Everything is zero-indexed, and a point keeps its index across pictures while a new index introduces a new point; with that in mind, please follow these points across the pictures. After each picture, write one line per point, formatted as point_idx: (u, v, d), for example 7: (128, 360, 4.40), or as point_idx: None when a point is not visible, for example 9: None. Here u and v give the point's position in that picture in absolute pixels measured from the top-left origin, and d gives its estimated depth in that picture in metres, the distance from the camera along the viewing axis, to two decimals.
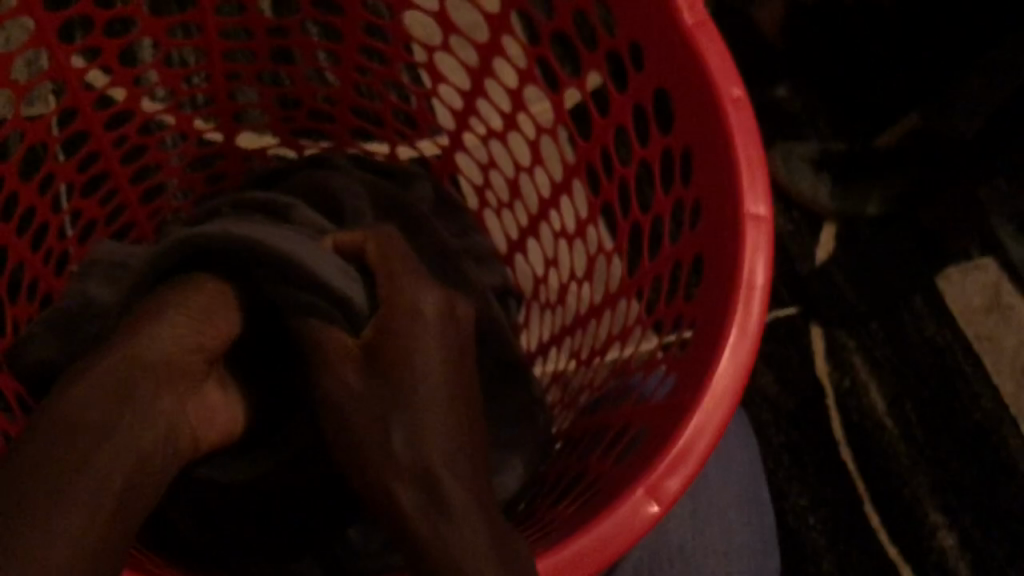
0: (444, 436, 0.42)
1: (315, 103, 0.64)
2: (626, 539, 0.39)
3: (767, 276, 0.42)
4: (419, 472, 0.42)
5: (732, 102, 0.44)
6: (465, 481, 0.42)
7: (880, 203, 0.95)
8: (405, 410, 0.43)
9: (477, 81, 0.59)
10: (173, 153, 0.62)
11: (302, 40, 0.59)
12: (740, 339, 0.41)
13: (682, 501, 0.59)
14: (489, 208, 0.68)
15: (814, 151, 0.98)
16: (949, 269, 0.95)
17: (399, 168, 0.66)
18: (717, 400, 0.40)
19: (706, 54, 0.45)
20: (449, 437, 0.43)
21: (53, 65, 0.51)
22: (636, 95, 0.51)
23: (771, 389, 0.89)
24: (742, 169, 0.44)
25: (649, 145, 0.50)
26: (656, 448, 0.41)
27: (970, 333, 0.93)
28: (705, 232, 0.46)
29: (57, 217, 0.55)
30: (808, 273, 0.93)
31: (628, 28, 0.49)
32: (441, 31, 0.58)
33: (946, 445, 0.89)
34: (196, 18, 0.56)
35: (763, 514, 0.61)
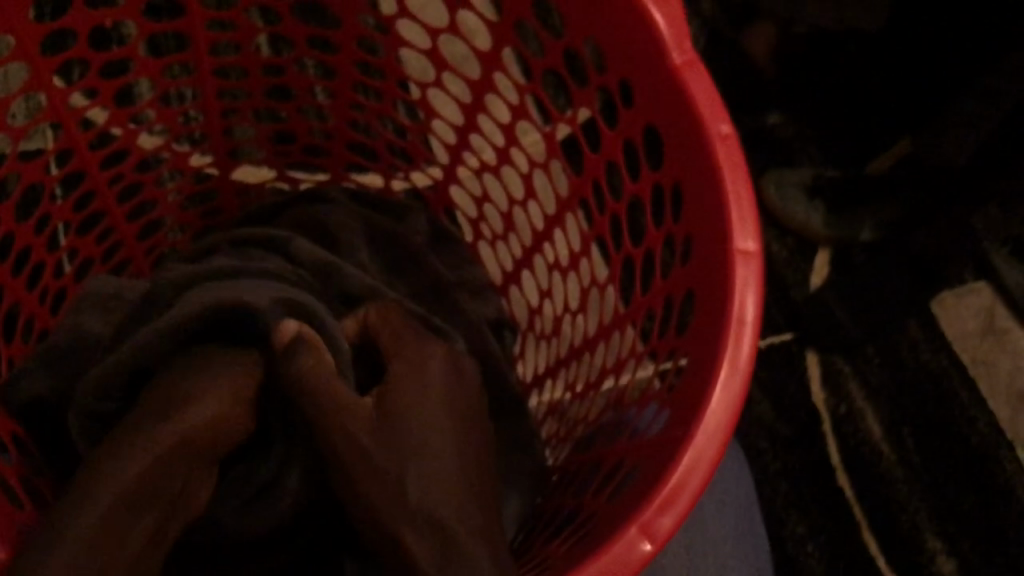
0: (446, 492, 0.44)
1: (310, 138, 0.64)
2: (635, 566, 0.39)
3: (757, 309, 0.42)
4: (428, 518, 0.43)
5: (720, 139, 0.45)
6: (474, 529, 0.44)
7: (873, 230, 0.96)
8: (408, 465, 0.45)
9: (470, 116, 0.60)
10: (169, 190, 0.63)
11: (297, 77, 0.59)
12: (732, 373, 0.41)
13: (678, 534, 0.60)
14: (484, 239, 0.68)
15: (806, 177, 0.99)
16: (943, 294, 0.95)
17: (394, 202, 0.66)
18: (710, 434, 0.40)
19: (693, 90, 0.45)
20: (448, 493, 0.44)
21: (49, 107, 0.52)
22: (626, 130, 0.52)
23: (768, 416, 0.89)
24: (731, 204, 0.44)
25: (640, 180, 0.51)
26: (649, 483, 0.41)
27: (965, 358, 0.93)
28: (696, 266, 0.47)
29: (54, 256, 0.55)
30: (802, 299, 0.93)
31: (616, 66, 0.50)
32: (433, 67, 0.58)
33: (943, 470, 0.89)
34: (189, 58, 0.57)
35: (759, 547, 0.61)
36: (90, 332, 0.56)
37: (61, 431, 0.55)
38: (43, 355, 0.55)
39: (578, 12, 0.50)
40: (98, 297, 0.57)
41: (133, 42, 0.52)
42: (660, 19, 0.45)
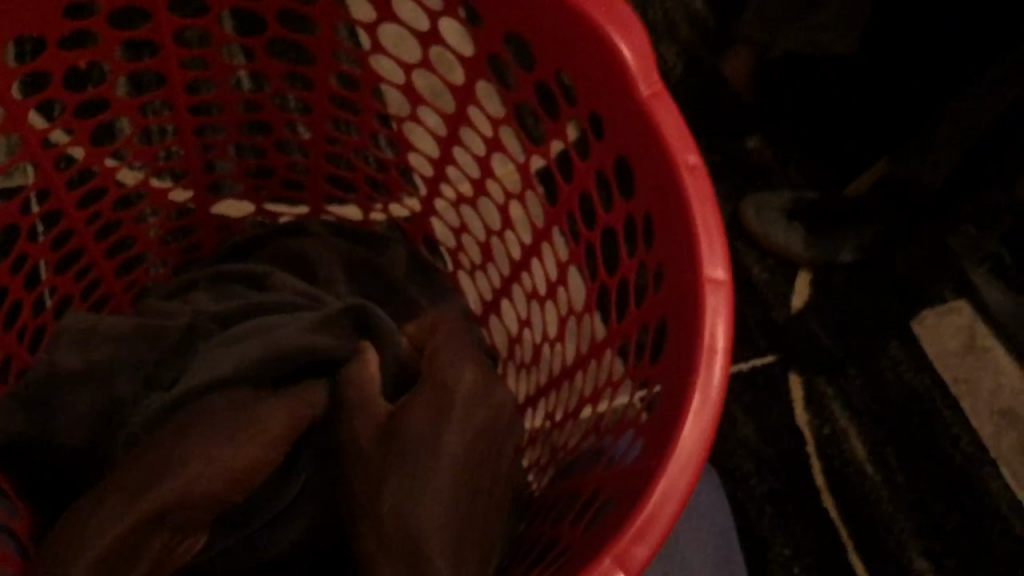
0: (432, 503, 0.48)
1: (287, 172, 0.65)
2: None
3: (727, 337, 0.43)
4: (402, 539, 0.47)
5: (688, 169, 0.45)
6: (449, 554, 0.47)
7: (854, 249, 0.98)
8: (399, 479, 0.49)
9: (445, 148, 0.60)
10: (147, 226, 0.63)
11: (274, 113, 0.60)
12: (704, 401, 0.42)
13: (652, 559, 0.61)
14: (463, 268, 0.68)
15: (786, 200, 1.00)
16: (923, 313, 0.97)
17: (373, 234, 0.67)
18: (683, 463, 0.41)
19: (660, 122, 0.46)
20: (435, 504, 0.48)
21: (24, 146, 0.52)
22: (598, 161, 0.52)
23: (751, 438, 0.89)
24: (700, 233, 0.45)
25: (613, 210, 0.51)
26: (625, 513, 0.41)
27: (946, 376, 0.94)
28: (669, 295, 0.47)
29: (31, 295, 0.55)
30: (784, 321, 0.94)
31: (587, 99, 0.51)
32: (408, 100, 0.59)
33: (928, 489, 0.89)
34: (165, 96, 0.57)
35: None
36: (65, 368, 0.56)
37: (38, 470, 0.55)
38: (18, 396, 0.54)
39: (548, 47, 0.51)
40: (73, 334, 0.57)
41: (108, 81, 0.53)
42: (627, 53, 0.46)
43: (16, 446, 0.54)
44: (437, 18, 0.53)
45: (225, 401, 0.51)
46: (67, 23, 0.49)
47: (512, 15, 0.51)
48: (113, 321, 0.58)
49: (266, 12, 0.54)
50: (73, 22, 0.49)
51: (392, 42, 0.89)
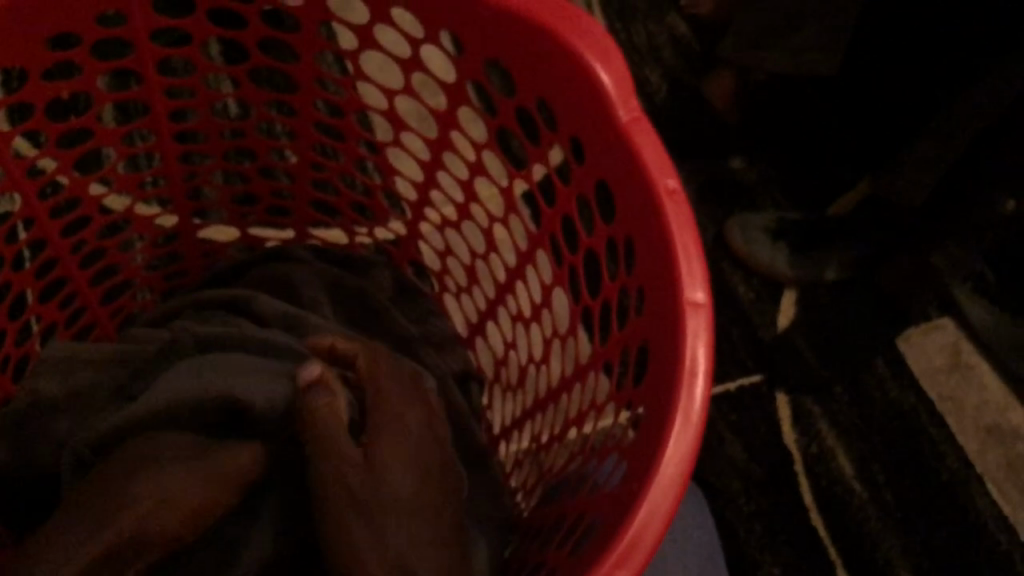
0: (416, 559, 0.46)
1: (273, 199, 0.65)
2: None
3: (708, 360, 0.43)
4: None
5: (668, 194, 0.46)
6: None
7: (839, 269, 0.98)
8: (372, 520, 0.45)
9: (429, 173, 0.61)
10: (133, 254, 0.63)
11: (257, 140, 0.60)
12: (686, 424, 0.42)
13: None
14: (449, 292, 0.69)
15: (769, 219, 1.01)
16: (907, 331, 0.97)
17: (359, 258, 0.67)
18: (665, 488, 0.41)
19: (641, 147, 0.46)
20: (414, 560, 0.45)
21: (8, 178, 0.52)
22: (580, 186, 0.53)
23: (739, 458, 0.89)
24: (680, 258, 0.45)
25: (594, 234, 0.52)
26: (607, 538, 0.41)
27: (932, 394, 0.95)
28: (650, 319, 0.48)
29: (16, 326, 0.55)
30: (770, 341, 0.95)
31: (568, 125, 0.51)
32: (392, 126, 0.59)
33: (915, 506, 0.89)
34: (149, 126, 0.58)
35: None
36: (45, 396, 0.56)
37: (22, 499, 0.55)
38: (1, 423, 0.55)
39: (529, 74, 0.51)
40: (54, 360, 0.57)
41: (92, 111, 0.53)
42: (606, 80, 0.47)
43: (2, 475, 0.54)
44: (419, 45, 0.53)
45: (174, 444, 0.49)
46: (49, 55, 0.49)
47: (493, 43, 0.51)
48: (93, 348, 0.59)
49: (248, 42, 0.55)
50: (56, 54, 0.49)
51: (377, 70, 0.90)
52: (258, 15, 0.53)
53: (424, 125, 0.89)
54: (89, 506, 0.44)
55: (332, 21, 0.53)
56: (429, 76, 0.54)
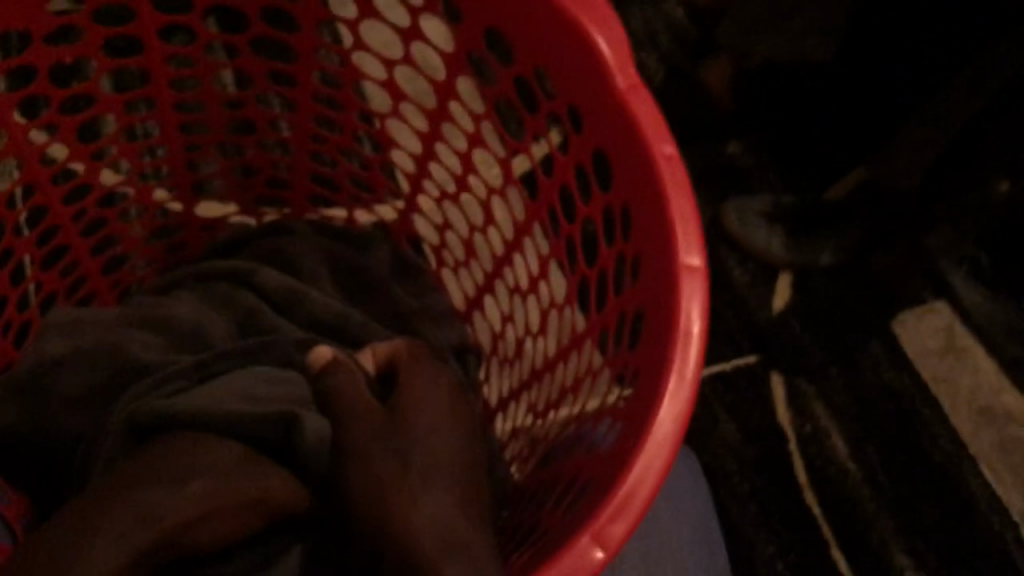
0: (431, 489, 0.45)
1: (272, 172, 0.65)
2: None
3: (702, 323, 0.44)
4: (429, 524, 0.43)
5: (664, 158, 0.46)
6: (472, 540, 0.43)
7: (834, 252, 0.98)
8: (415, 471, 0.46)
9: (428, 145, 0.61)
10: (133, 224, 0.63)
11: (258, 111, 0.61)
12: (680, 383, 0.43)
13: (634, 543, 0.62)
14: (447, 266, 0.69)
15: (766, 204, 1.01)
16: (903, 314, 0.98)
17: (357, 232, 0.68)
18: (660, 445, 0.41)
19: (637, 113, 0.47)
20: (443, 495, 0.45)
21: (10, 143, 0.53)
22: (577, 155, 0.53)
23: (733, 436, 0.90)
24: (675, 222, 0.46)
25: (591, 201, 0.52)
26: (600, 495, 0.42)
27: (925, 374, 0.95)
28: (645, 283, 0.48)
29: (18, 291, 0.56)
30: (764, 322, 0.95)
31: (566, 92, 0.52)
32: (391, 98, 0.60)
33: (908, 485, 0.90)
34: (149, 94, 0.58)
35: (716, 553, 0.64)
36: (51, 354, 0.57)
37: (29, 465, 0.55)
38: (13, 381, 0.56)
39: (527, 43, 0.52)
40: (59, 320, 0.58)
41: (93, 78, 0.53)
42: (603, 46, 0.47)
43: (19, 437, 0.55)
44: (419, 15, 0.54)
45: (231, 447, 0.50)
46: (51, 19, 0.50)
47: (492, 10, 0.52)
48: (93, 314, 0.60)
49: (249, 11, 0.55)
50: (57, 18, 0.50)
51: (376, 45, 0.90)
52: None
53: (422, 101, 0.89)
54: (152, 492, 0.46)
55: None
56: (428, 46, 0.54)
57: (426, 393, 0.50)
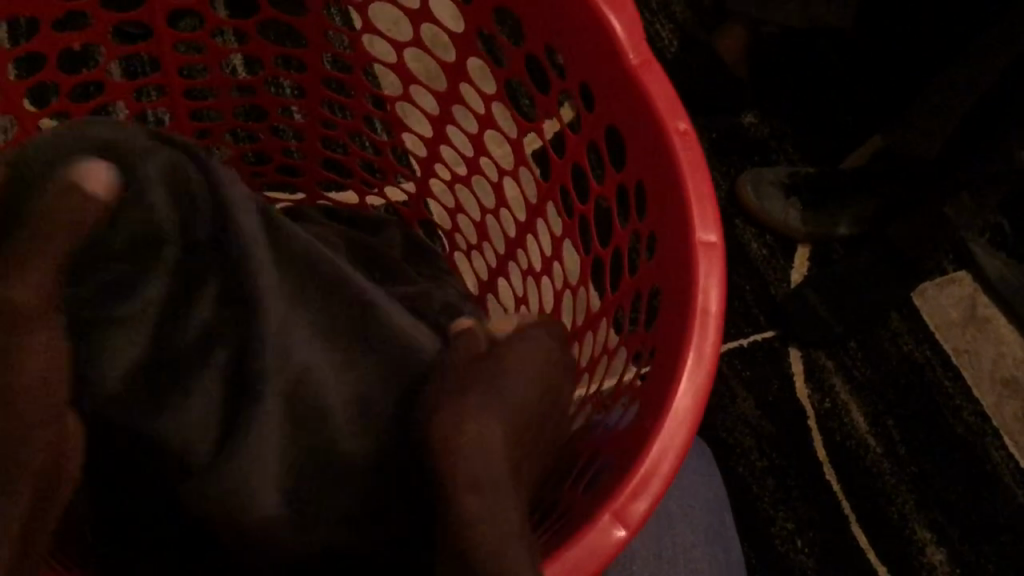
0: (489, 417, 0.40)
1: (282, 156, 0.64)
2: (600, 558, 0.38)
3: (720, 300, 0.43)
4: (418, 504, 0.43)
5: (679, 134, 0.45)
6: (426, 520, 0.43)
7: (851, 225, 0.98)
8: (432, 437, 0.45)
9: (438, 128, 0.60)
10: None
11: (267, 96, 0.60)
12: (697, 361, 0.42)
13: (648, 540, 0.61)
14: (460, 248, 0.68)
15: (783, 174, 1.00)
16: (923, 285, 0.96)
17: (369, 217, 0.67)
18: (678, 423, 0.40)
19: (651, 89, 0.45)
20: (495, 426, 0.39)
21: (20, 133, 0.52)
22: (589, 134, 0.52)
23: (752, 412, 0.89)
24: (691, 200, 0.44)
25: (605, 181, 0.51)
26: (617, 479, 0.41)
27: (949, 346, 0.94)
28: (661, 265, 0.47)
29: None
30: (782, 295, 0.94)
31: (578, 70, 0.50)
32: (400, 79, 0.59)
33: (930, 458, 0.89)
34: (159, 82, 0.57)
35: (728, 550, 0.64)
36: None
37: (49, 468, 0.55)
38: None
39: (538, 19, 0.50)
40: None
41: (103, 65, 0.53)
42: (615, 22, 0.46)
43: None
44: None
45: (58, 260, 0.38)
46: (62, 6, 0.49)
47: None
48: None
49: None
50: (67, 3, 0.49)
51: (383, 23, 0.89)
52: None
53: (431, 80, 0.89)
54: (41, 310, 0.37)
55: None
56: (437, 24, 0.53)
57: (531, 359, 0.45)
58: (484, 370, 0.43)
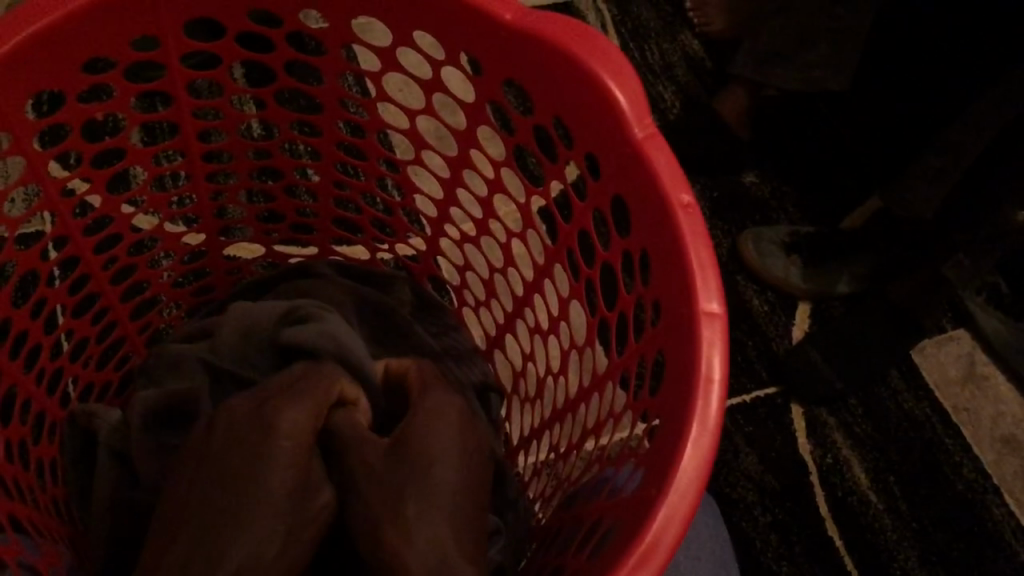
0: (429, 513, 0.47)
1: (297, 217, 0.67)
2: None
3: (723, 368, 0.44)
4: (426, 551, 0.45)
5: (682, 207, 0.47)
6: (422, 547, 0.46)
7: (851, 281, 1.00)
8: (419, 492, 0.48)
9: (449, 192, 0.62)
10: (162, 270, 0.64)
11: (283, 159, 0.62)
12: (702, 430, 0.43)
13: None
14: (469, 306, 0.70)
15: (784, 233, 1.02)
16: (922, 343, 0.98)
17: (380, 273, 0.68)
18: (684, 492, 0.42)
19: (654, 162, 0.48)
20: (438, 523, 0.46)
21: (45, 198, 0.54)
22: (595, 201, 0.54)
23: (754, 467, 0.90)
24: (694, 269, 0.46)
25: (610, 247, 0.53)
26: (624, 544, 0.42)
27: (948, 405, 0.95)
28: (665, 330, 0.49)
29: (50, 339, 0.57)
30: (783, 352, 0.96)
31: (584, 141, 0.53)
32: (412, 145, 0.61)
33: (931, 515, 0.90)
34: (178, 146, 0.60)
35: None
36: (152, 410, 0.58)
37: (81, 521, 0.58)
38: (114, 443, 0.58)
39: (545, 92, 0.53)
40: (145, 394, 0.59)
41: (125, 131, 0.55)
42: (620, 98, 0.48)
43: (102, 495, 0.56)
44: (440, 66, 0.55)
45: None
46: (87, 79, 0.51)
47: (510, 62, 0.53)
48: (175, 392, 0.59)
49: (275, 64, 0.56)
50: (91, 76, 0.51)
51: (395, 89, 0.93)
52: (286, 39, 0.55)
53: (443, 145, 0.92)
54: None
55: (356, 43, 0.55)
56: (449, 96, 0.55)
57: (439, 430, 0.51)
58: (414, 459, 0.49)
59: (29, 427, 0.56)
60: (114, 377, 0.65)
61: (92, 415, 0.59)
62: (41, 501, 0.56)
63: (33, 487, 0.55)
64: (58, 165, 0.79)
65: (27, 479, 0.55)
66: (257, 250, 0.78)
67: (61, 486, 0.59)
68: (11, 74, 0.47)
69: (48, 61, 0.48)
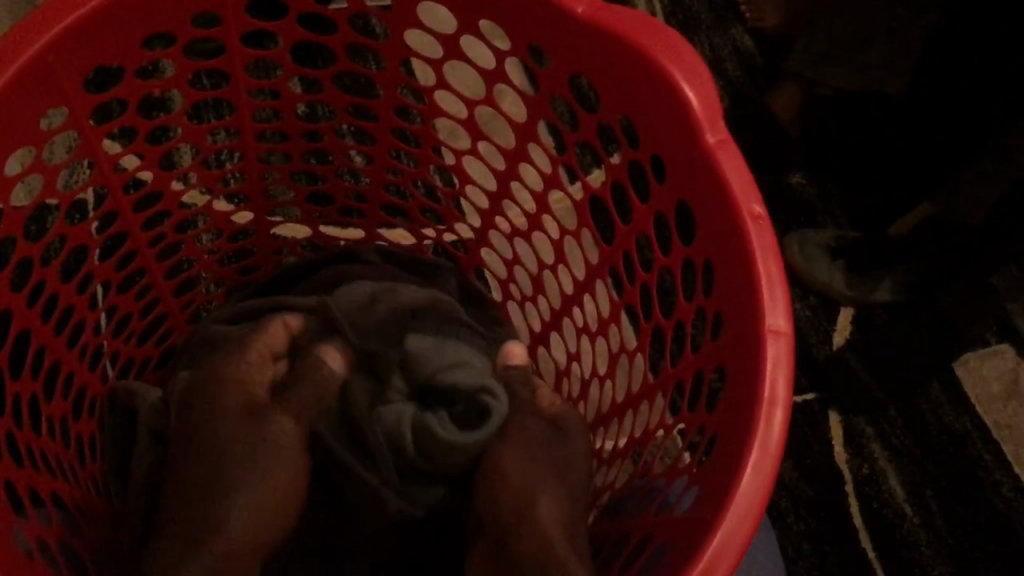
0: (548, 490, 0.51)
1: (346, 201, 0.66)
2: None
3: (788, 388, 0.43)
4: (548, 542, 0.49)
5: (753, 218, 0.45)
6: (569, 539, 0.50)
7: (894, 289, 0.97)
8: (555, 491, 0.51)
9: (503, 183, 0.61)
10: (208, 249, 0.64)
11: (337, 143, 0.61)
12: (762, 453, 0.41)
13: None
14: (514, 300, 0.69)
15: (829, 237, 0.99)
16: (966, 355, 0.96)
17: (426, 261, 0.67)
18: (742, 517, 0.40)
19: (725, 170, 0.46)
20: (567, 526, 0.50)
21: (99, 173, 0.54)
22: (658, 204, 0.53)
23: (790, 474, 0.89)
24: (761, 282, 0.45)
25: (671, 253, 0.51)
26: (678, 566, 0.40)
27: (989, 421, 0.93)
28: (727, 344, 0.48)
29: (95, 314, 0.57)
30: (824, 359, 0.94)
31: (652, 141, 0.51)
32: (469, 135, 0.60)
33: (966, 531, 0.89)
34: (233, 125, 0.59)
35: None
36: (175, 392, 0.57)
37: (124, 500, 0.57)
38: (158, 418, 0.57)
39: (614, 90, 0.51)
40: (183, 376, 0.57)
41: (180, 109, 0.54)
42: (694, 101, 0.46)
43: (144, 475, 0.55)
44: (505, 57, 0.53)
45: None
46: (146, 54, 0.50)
47: (579, 55, 0.51)
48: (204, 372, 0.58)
49: (335, 46, 0.55)
50: (151, 51, 0.50)
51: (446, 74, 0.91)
52: (348, 20, 0.53)
53: (495, 132, 0.90)
54: None
55: (420, 28, 0.53)
56: (512, 88, 0.54)
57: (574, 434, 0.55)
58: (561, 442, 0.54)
59: (71, 403, 0.56)
60: (155, 353, 0.65)
61: (132, 393, 0.58)
62: (81, 480, 0.55)
63: (75, 467, 0.55)
64: (117, 142, 0.80)
65: (68, 456, 0.55)
66: (305, 231, 0.77)
67: (99, 462, 0.59)
68: (74, 47, 0.46)
69: (108, 34, 0.47)
